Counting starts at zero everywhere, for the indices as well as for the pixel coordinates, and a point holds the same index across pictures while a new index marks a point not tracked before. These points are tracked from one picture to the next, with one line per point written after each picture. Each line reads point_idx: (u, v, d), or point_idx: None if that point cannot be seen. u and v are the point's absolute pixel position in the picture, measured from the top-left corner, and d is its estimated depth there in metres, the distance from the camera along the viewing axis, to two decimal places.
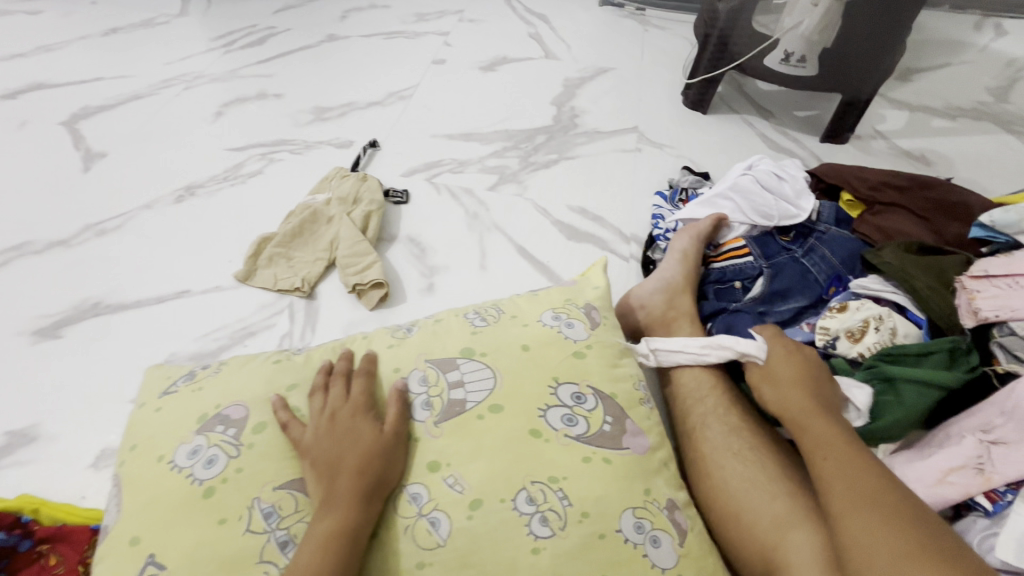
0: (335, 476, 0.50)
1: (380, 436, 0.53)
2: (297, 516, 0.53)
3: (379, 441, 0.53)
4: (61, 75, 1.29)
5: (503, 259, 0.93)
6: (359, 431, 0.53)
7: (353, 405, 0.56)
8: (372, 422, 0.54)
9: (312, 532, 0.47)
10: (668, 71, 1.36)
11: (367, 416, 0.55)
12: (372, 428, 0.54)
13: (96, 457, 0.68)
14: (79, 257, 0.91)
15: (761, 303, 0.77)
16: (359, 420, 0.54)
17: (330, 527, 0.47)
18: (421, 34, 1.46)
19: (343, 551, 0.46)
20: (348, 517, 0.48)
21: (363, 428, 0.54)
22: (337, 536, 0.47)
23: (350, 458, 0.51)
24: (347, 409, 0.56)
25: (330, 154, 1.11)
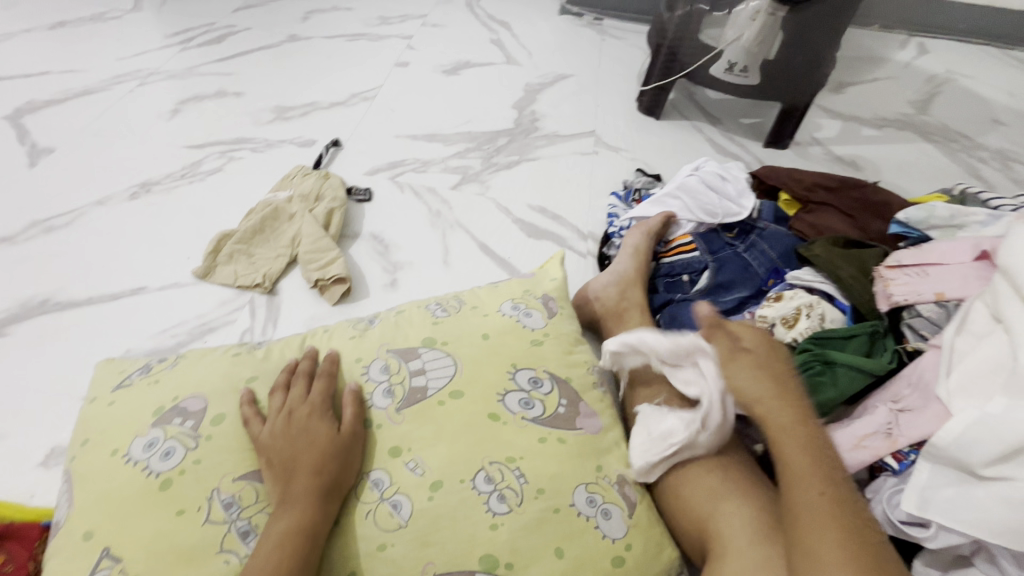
0: (291, 475, 0.50)
1: (335, 434, 0.53)
2: (258, 507, 0.53)
3: (334, 439, 0.53)
4: (4, 68, 1.24)
5: (465, 255, 0.95)
6: (314, 430, 0.53)
7: (310, 404, 0.56)
8: (328, 421, 0.54)
9: (269, 529, 0.47)
10: (624, 78, 1.42)
11: (322, 415, 0.55)
12: (328, 426, 0.54)
13: (47, 455, 0.66)
14: (26, 254, 0.88)
15: (707, 295, 0.83)
16: (313, 420, 0.54)
17: (286, 524, 0.47)
18: (385, 37, 1.47)
19: (300, 549, 0.46)
20: (303, 516, 0.48)
21: (317, 428, 0.53)
22: (292, 533, 0.47)
23: (305, 457, 0.51)
24: (303, 409, 0.55)
25: (292, 153, 1.11)
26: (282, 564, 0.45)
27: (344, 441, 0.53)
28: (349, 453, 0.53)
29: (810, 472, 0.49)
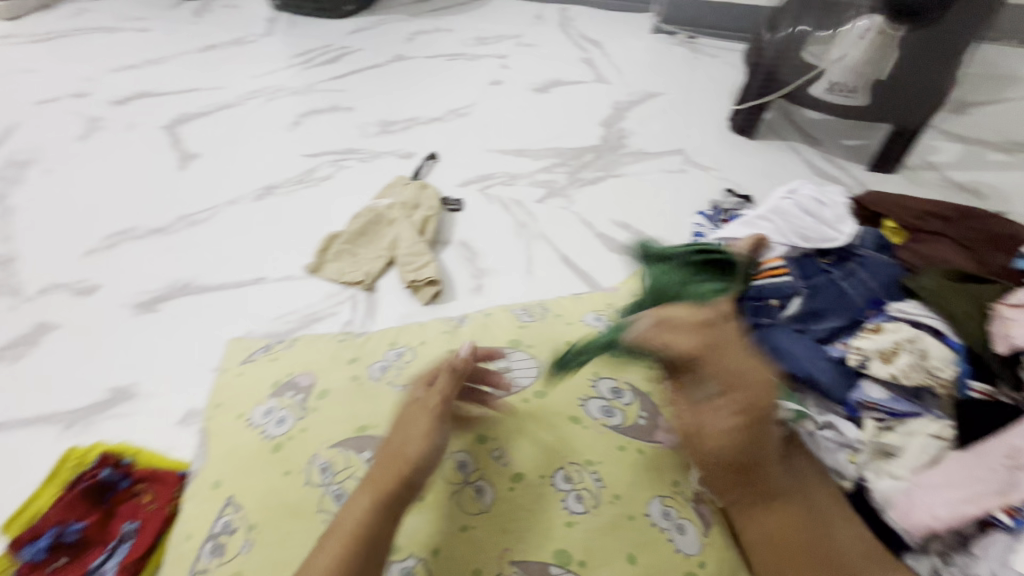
0: (377, 469, 0.49)
1: (427, 434, 0.50)
2: (348, 472, 0.55)
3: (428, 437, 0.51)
4: (163, 85, 1.45)
5: (548, 265, 0.99)
6: (410, 426, 0.51)
7: (421, 398, 0.53)
8: (430, 419, 0.51)
9: (341, 518, 0.47)
10: (716, 98, 1.40)
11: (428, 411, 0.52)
12: (425, 426, 0.51)
13: (184, 415, 0.77)
14: (174, 243, 1.03)
15: (796, 322, 0.80)
16: (415, 415, 0.52)
17: (358, 514, 0.47)
18: (481, 57, 1.56)
19: (360, 551, 0.45)
20: (372, 511, 0.47)
21: (416, 425, 0.51)
22: (361, 528, 0.46)
23: (396, 451, 0.50)
24: (413, 401, 0.53)
25: (394, 163, 1.21)
26: (347, 559, 0.44)
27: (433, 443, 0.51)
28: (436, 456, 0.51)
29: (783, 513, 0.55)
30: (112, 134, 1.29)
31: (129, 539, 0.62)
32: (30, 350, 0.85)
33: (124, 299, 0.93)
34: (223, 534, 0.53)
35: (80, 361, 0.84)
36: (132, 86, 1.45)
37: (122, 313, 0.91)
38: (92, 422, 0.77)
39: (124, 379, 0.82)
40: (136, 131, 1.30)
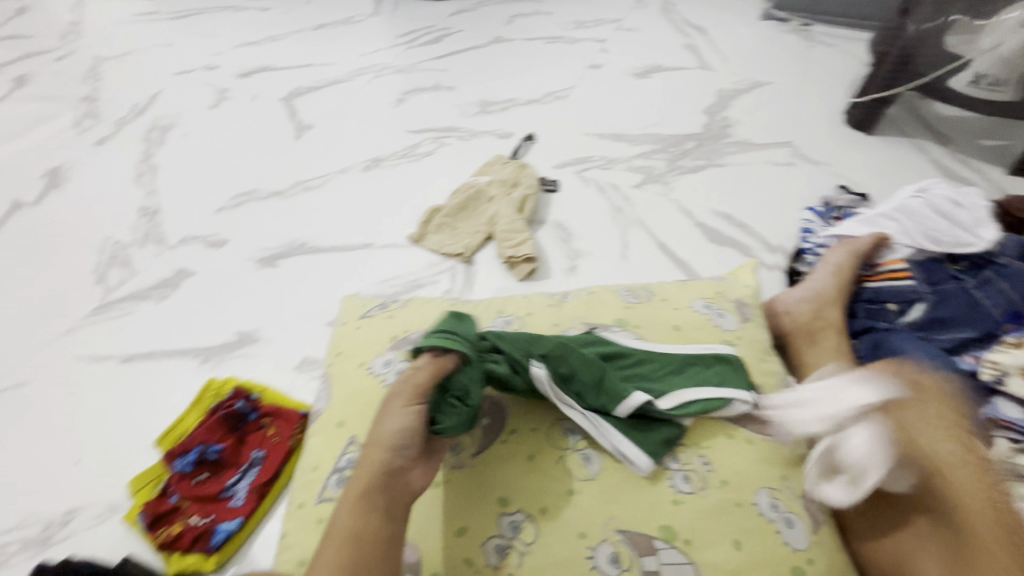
0: (363, 469, 0.51)
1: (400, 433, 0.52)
2: None
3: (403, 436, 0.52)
4: (282, 61, 1.56)
5: (645, 252, 0.98)
6: (387, 425, 0.52)
7: (394, 395, 0.54)
8: (400, 418, 0.52)
9: (335, 520, 0.49)
10: (830, 89, 1.32)
11: (399, 408, 0.53)
12: (400, 424, 0.52)
13: (301, 362, 0.85)
14: (290, 206, 1.11)
15: (918, 329, 0.76)
16: (387, 412, 0.53)
17: (349, 516, 0.48)
18: (580, 40, 1.54)
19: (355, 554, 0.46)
20: (360, 512, 0.48)
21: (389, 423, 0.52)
22: (352, 528, 0.48)
23: (377, 449, 0.51)
24: (391, 399, 0.54)
25: (492, 143, 1.23)
26: (343, 559, 0.46)
27: (404, 443, 0.51)
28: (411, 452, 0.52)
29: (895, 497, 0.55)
30: (237, 104, 1.40)
31: (256, 466, 0.69)
32: (172, 291, 0.96)
33: (249, 253, 1.02)
34: (347, 468, 0.58)
35: (212, 305, 0.93)
36: (254, 61, 1.56)
37: (247, 266, 1.00)
38: (222, 359, 0.86)
39: (249, 325, 0.90)
40: (258, 102, 1.41)
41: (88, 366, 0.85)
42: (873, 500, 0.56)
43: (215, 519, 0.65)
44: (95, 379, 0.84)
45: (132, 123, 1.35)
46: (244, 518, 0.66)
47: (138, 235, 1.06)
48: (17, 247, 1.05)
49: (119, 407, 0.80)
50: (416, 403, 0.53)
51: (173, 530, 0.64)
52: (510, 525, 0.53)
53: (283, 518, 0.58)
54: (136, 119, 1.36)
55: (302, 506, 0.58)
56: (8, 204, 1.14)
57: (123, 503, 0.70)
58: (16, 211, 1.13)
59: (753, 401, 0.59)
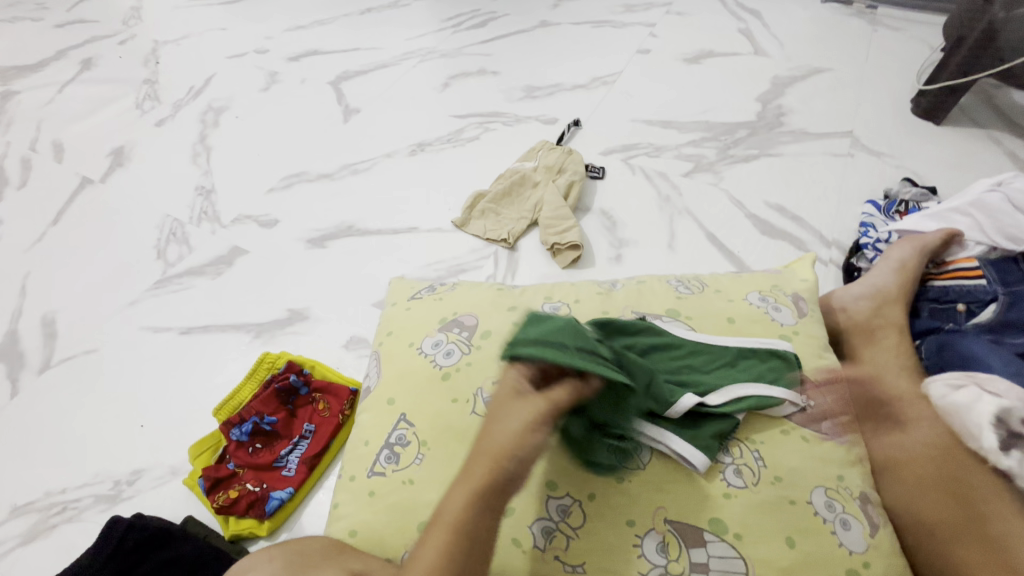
0: (475, 460, 0.48)
1: (521, 430, 0.47)
2: None
3: (525, 435, 0.48)
4: (329, 45, 1.58)
5: (692, 243, 0.96)
6: (507, 420, 0.48)
7: (511, 391, 0.49)
8: (521, 415, 0.48)
9: (442, 511, 0.47)
10: (896, 77, 1.25)
11: (520, 405, 0.48)
12: (518, 421, 0.48)
13: (349, 340, 0.87)
14: (338, 188, 1.13)
15: (988, 332, 0.71)
16: (506, 407, 0.49)
17: (459, 509, 0.46)
18: (629, 24, 1.50)
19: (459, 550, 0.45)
20: (473, 507, 0.46)
21: (509, 419, 0.48)
22: (464, 522, 0.46)
23: (495, 443, 0.48)
24: (511, 392, 0.49)
25: (537, 129, 1.22)
26: (451, 556, 0.45)
27: (527, 443, 0.47)
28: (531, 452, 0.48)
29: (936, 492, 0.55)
30: (288, 88, 1.43)
31: (308, 438, 0.72)
32: (227, 268, 0.99)
33: (298, 234, 1.05)
34: (397, 445, 0.60)
35: (264, 282, 0.96)
36: (303, 45, 1.59)
37: (297, 246, 1.02)
38: (273, 335, 0.89)
39: (299, 303, 0.92)
40: (307, 86, 1.43)
41: (151, 336, 0.90)
42: (925, 509, 0.55)
43: (268, 486, 0.68)
44: (157, 349, 0.88)
45: (189, 105, 1.40)
46: (295, 487, 0.68)
47: (195, 213, 1.10)
48: (85, 221, 1.11)
49: (180, 376, 0.84)
50: (542, 400, 0.48)
51: (230, 494, 0.67)
52: (557, 508, 0.53)
53: (335, 490, 0.60)
54: (192, 102, 1.41)
55: (353, 479, 0.60)
56: (76, 180, 1.20)
57: (184, 467, 0.74)
58: (84, 187, 1.19)
59: (803, 403, 0.57)
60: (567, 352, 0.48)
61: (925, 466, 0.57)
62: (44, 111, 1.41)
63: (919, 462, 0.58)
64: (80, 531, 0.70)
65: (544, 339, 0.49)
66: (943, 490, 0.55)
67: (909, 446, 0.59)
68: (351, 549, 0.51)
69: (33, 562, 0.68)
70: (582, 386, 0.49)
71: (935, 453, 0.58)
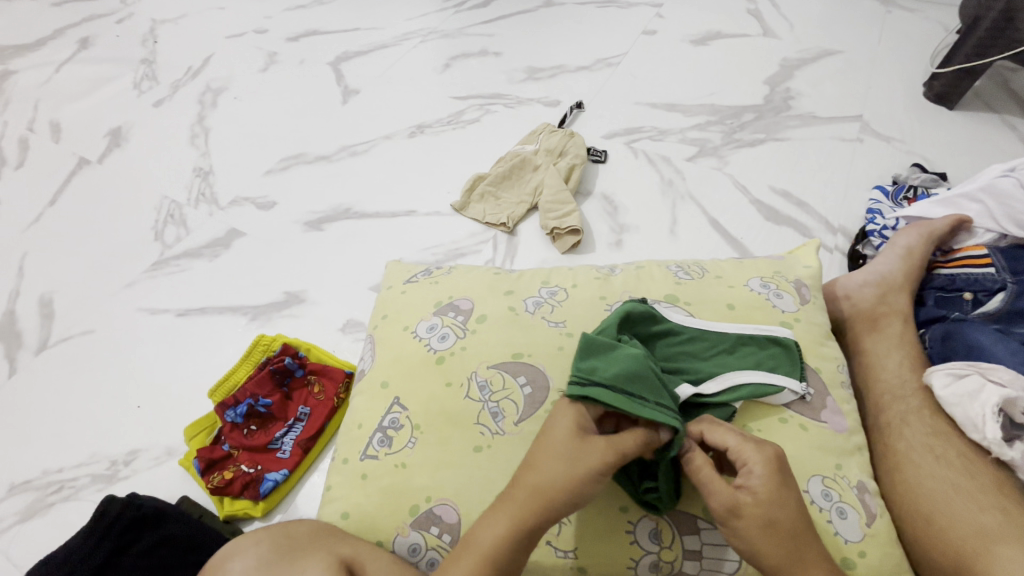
0: (517, 493, 0.47)
1: (574, 479, 0.46)
2: (504, 393, 0.59)
3: (577, 481, 0.46)
4: (329, 24, 1.55)
5: (694, 228, 0.95)
6: (561, 463, 0.47)
7: (574, 434, 0.48)
8: (576, 460, 0.46)
9: (477, 536, 0.47)
10: (908, 60, 1.21)
11: (578, 449, 0.47)
12: (572, 468, 0.46)
13: (345, 324, 0.86)
14: (337, 170, 1.12)
15: (995, 321, 0.69)
16: (559, 454, 0.47)
17: (494, 540, 0.46)
18: (635, 4, 1.46)
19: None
20: (508, 540, 0.46)
21: (563, 463, 0.47)
22: (497, 551, 0.46)
23: (545, 482, 0.47)
24: (571, 435, 0.48)
25: (539, 111, 1.20)
26: None
27: (579, 488, 0.46)
28: (578, 497, 0.46)
29: (935, 480, 0.55)
30: (286, 68, 1.41)
31: (303, 421, 0.72)
32: (223, 250, 0.98)
33: (296, 216, 1.03)
34: (390, 428, 0.59)
35: (260, 265, 0.96)
36: (303, 25, 1.56)
37: (295, 228, 1.01)
38: (270, 318, 0.88)
39: (295, 286, 0.92)
40: (307, 66, 1.41)
41: (148, 317, 0.90)
42: (922, 497, 0.54)
43: (263, 468, 0.68)
44: (154, 331, 0.88)
45: (187, 85, 1.38)
46: (290, 469, 0.68)
47: (192, 195, 1.09)
48: (82, 202, 1.10)
49: (176, 358, 0.84)
50: (602, 450, 0.47)
51: (225, 476, 0.67)
52: None
53: (327, 472, 0.60)
54: (190, 82, 1.39)
55: (346, 462, 0.59)
56: (74, 160, 1.19)
57: (179, 448, 0.74)
58: (81, 168, 1.18)
59: (802, 392, 0.57)
60: (643, 403, 0.48)
61: (924, 454, 0.56)
62: (41, 91, 1.40)
63: (919, 451, 0.57)
64: (77, 509, 0.70)
65: (622, 383, 0.48)
66: (942, 481, 0.54)
67: (910, 435, 0.58)
68: (340, 534, 0.50)
69: (31, 539, 0.68)
70: (650, 435, 0.48)
71: (934, 441, 0.57)
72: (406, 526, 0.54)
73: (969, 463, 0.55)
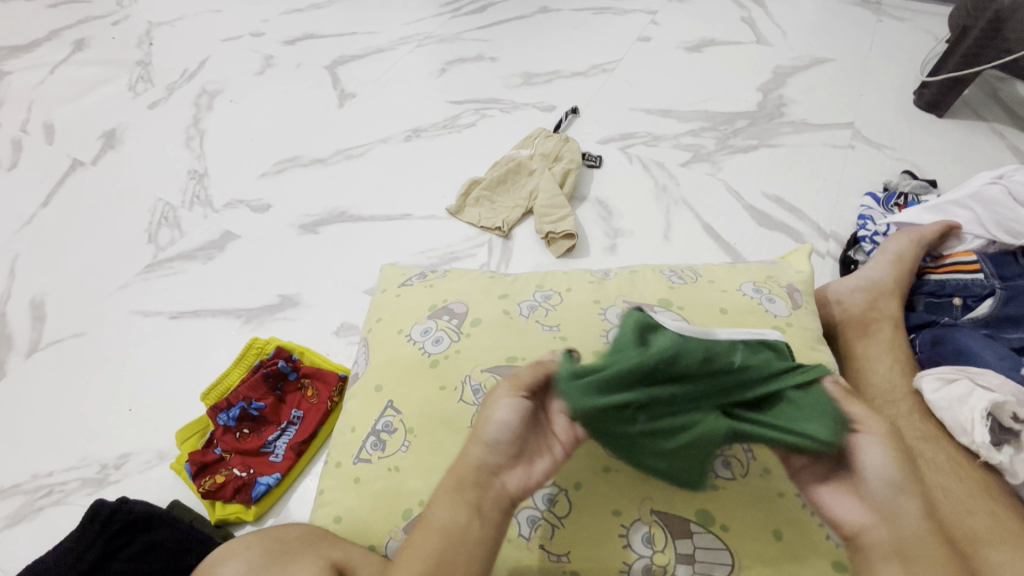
0: (463, 465, 0.48)
1: (504, 430, 0.48)
2: None
3: (506, 431, 0.48)
4: (326, 28, 1.55)
5: (688, 233, 0.95)
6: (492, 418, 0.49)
7: (499, 393, 0.50)
8: (503, 414, 0.48)
9: (432, 513, 0.47)
10: (899, 68, 1.23)
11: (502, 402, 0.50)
12: (503, 420, 0.48)
13: (340, 327, 0.86)
14: (332, 173, 1.12)
15: (984, 326, 0.70)
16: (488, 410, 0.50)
17: (447, 514, 0.46)
18: (630, 11, 1.48)
19: (451, 553, 0.45)
20: (460, 513, 0.46)
21: (490, 418, 0.49)
22: (451, 526, 0.46)
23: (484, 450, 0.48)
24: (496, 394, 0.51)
25: (535, 116, 1.20)
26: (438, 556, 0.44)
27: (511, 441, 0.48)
28: (515, 450, 0.48)
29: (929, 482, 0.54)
30: (282, 72, 1.41)
31: (296, 424, 0.72)
32: (217, 253, 0.98)
33: (291, 219, 1.03)
34: (384, 432, 0.59)
35: (255, 267, 0.95)
36: (299, 29, 1.56)
37: (290, 231, 1.01)
38: (264, 321, 0.88)
39: (290, 289, 0.92)
40: (303, 70, 1.41)
41: (140, 320, 0.89)
42: None
43: (256, 472, 0.68)
44: (146, 334, 0.87)
45: (182, 87, 1.38)
46: (283, 473, 0.68)
47: (187, 198, 1.09)
48: (74, 204, 1.09)
49: (168, 361, 0.83)
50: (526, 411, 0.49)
51: (217, 479, 0.67)
52: (543, 497, 0.53)
53: (320, 476, 0.60)
54: (186, 85, 1.39)
55: (339, 465, 0.59)
56: (67, 162, 1.19)
57: (171, 451, 0.74)
58: (74, 170, 1.17)
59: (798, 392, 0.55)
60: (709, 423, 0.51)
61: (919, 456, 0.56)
62: (35, 92, 1.39)
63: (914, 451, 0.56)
64: (66, 513, 0.69)
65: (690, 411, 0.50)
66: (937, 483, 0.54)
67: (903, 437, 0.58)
68: (331, 537, 0.50)
69: (18, 543, 0.68)
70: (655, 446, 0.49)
71: (928, 445, 0.57)
72: (399, 530, 0.54)
73: (959, 468, 0.55)
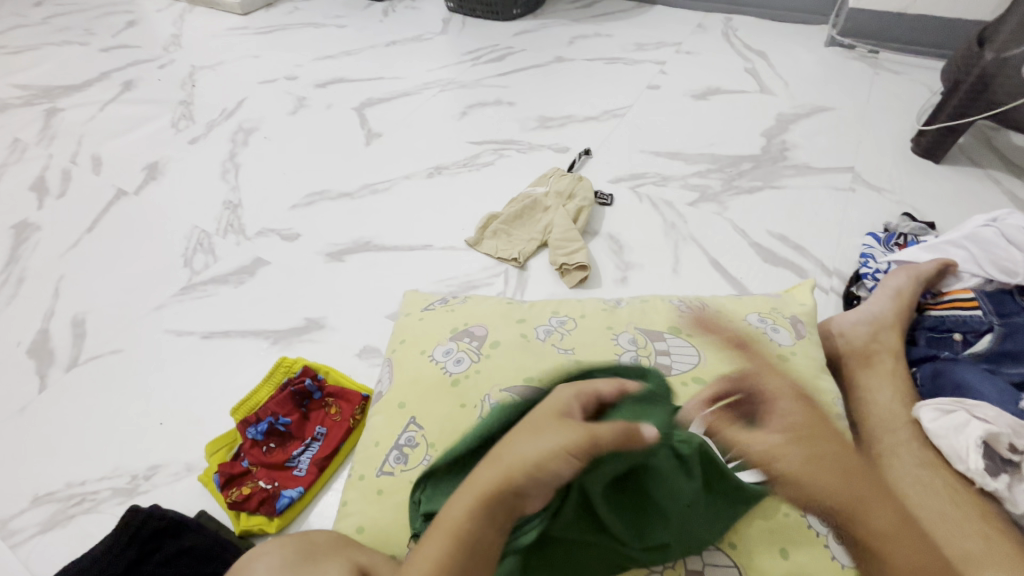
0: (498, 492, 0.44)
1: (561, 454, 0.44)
2: None
3: (561, 458, 0.44)
4: (356, 74, 1.66)
5: (696, 268, 0.99)
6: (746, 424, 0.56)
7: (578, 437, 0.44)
8: (560, 440, 0.44)
9: (449, 511, 0.45)
10: (897, 117, 1.29)
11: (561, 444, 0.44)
12: (546, 448, 0.44)
13: (362, 350, 0.90)
14: (359, 206, 1.19)
15: (984, 361, 0.73)
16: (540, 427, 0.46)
17: (460, 519, 0.45)
18: (640, 62, 1.58)
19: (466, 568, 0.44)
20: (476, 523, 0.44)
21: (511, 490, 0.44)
22: (465, 533, 0.44)
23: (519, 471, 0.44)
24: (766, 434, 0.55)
25: (550, 157, 1.27)
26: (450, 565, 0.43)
27: (546, 476, 0.44)
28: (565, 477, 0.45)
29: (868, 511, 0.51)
30: (315, 112, 1.51)
31: (319, 440, 0.75)
32: (249, 278, 1.04)
33: (320, 248, 1.09)
34: (406, 446, 0.62)
35: (283, 292, 1.01)
36: (331, 74, 1.67)
37: (318, 258, 1.07)
38: (291, 342, 0.92)
39: (316, 313, 0.96)
40: (334, 111, 1.51)
41: (173, 339, 0.94)
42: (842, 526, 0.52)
43: (280, 485, 0.71)
44: (180, 352, 0.92)
45: (220, 125, 1.48)
46: (305, 487, 0.71)
47: (221, 226, 1.16)
48: (117, 230, 1.17)
49: (198, 378, 0.88)
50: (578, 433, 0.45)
51: (243, 491, 0.70)
52: None
53: (343, 489, 0.63)
54: (224, 123, 1.49)
55: (362, 478, 0.62)
56: (112, 192, 1.27)
57: (198, 464, 0.77)
58: (119, 199, 1.25)
59: None
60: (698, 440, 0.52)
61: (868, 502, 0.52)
62: (85, 127, 1.50)
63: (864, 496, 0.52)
64: (97, 521, 0.72)
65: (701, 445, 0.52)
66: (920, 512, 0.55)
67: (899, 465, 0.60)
68: (355, 544, 0.53)
69: (50, 549, 0.70)
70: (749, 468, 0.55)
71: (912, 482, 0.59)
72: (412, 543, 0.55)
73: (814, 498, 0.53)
